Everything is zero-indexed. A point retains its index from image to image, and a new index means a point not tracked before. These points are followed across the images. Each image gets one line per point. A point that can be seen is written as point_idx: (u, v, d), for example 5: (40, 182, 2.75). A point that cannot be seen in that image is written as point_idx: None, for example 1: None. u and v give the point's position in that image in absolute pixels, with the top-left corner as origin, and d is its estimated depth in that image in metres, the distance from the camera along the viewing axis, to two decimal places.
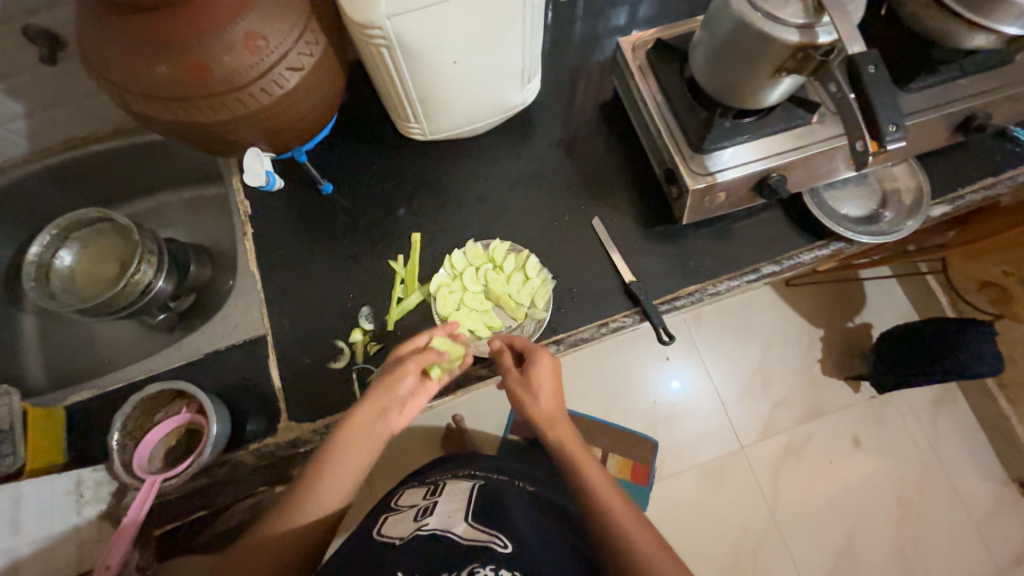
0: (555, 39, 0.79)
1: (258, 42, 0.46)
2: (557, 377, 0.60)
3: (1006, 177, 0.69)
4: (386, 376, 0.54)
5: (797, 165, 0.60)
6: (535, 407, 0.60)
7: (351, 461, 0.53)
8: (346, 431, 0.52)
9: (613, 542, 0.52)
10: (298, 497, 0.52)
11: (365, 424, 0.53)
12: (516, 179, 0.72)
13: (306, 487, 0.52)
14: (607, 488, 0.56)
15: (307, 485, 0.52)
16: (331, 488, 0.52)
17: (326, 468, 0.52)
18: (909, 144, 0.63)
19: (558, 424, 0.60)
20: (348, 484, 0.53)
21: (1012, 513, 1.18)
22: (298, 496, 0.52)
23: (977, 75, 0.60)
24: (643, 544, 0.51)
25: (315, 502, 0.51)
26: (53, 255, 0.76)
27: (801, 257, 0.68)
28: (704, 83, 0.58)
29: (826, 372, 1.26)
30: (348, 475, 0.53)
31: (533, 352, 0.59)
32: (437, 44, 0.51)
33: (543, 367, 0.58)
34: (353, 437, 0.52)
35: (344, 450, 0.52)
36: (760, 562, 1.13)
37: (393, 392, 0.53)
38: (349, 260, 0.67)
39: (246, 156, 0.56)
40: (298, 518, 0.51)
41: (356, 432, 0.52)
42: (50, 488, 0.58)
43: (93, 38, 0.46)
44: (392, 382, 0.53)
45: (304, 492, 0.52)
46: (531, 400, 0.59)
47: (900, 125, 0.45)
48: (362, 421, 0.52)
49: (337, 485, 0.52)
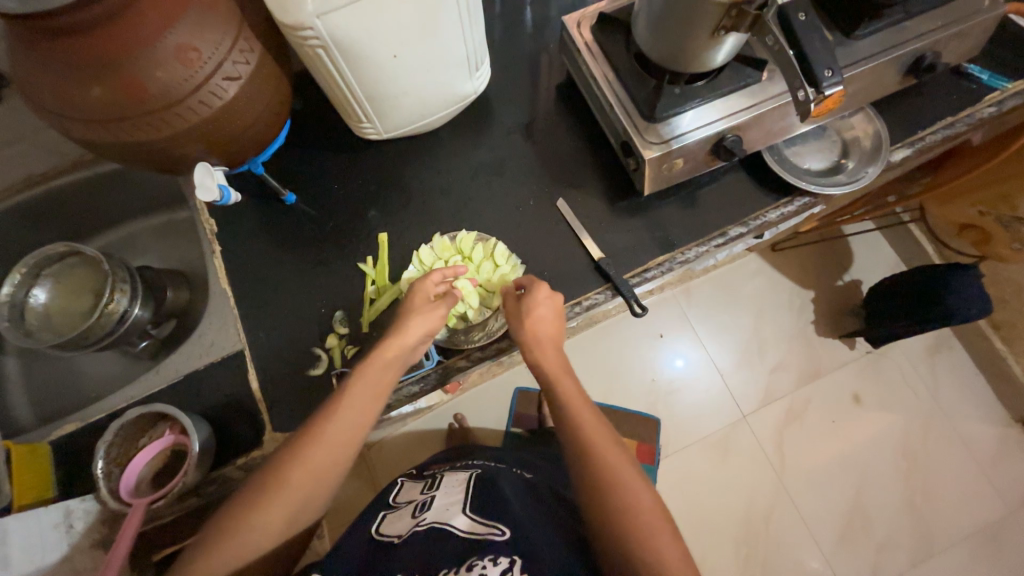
0: (507, 26, 0.79)
1: (190, 54, 0.46)
2: (556, 309, 0.59)
3: (965, 115, 0.69)
4: (419, 314, 0.57)
5: (752, 123, 0.60)
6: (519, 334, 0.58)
7: (369, 402, 0.53)
8: (371, 370, 0.54)
9: (590, 467, 0.52)
10: (296, 448, 0.50)
11: (397, 361, 0.55)
12: (478, 169, 0.71)
13: (310, 436, 0.50)
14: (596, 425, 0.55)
15: (310, 435, 0.50)
16: (339, 433, 0.51)
17: (337, 412, 0.51)
18: (863, 91, 0.63)
19: (546, 351, 0.58)
20: (362, 429, 0.52)
21: (1018, 452, 1.18)
22: (299, 448, 0.50)
23: (922, 15, 0.60)
24: (617, 466, 0.52)
25: (321, 450, 0.50)
26: (26, 293, 0.76)
27: (768, 216, 0.67)
28: (648, 52, 0.58)
29: (819, 332, 1.26)
30: (363, 418, 0.52)
31: (534, 286, 0.59)
32: (372, 39, 0.51)
33: (541, 300, 0.58)
34: (380, 375, 0.54)
35: (371, 389, 0.53)
36: (772, 526, 1.14)
37: (427, 329, 0.56)
38: (319, 266, 0.67)
39: (196, 171, 0.55)
40: (299, 470, 0.49)
41: (387, 370, 0.54)
42: (38, 522, 0.59)
43: (26, 68, 0.46)
44: (427, 318, 0.56)
45: (309, 442, 0.50)
46: (519, 330, 0.57)
47: (835, 69, 0.48)
48: (396, 358, 0.55)
49: (346, 430, 0.51)
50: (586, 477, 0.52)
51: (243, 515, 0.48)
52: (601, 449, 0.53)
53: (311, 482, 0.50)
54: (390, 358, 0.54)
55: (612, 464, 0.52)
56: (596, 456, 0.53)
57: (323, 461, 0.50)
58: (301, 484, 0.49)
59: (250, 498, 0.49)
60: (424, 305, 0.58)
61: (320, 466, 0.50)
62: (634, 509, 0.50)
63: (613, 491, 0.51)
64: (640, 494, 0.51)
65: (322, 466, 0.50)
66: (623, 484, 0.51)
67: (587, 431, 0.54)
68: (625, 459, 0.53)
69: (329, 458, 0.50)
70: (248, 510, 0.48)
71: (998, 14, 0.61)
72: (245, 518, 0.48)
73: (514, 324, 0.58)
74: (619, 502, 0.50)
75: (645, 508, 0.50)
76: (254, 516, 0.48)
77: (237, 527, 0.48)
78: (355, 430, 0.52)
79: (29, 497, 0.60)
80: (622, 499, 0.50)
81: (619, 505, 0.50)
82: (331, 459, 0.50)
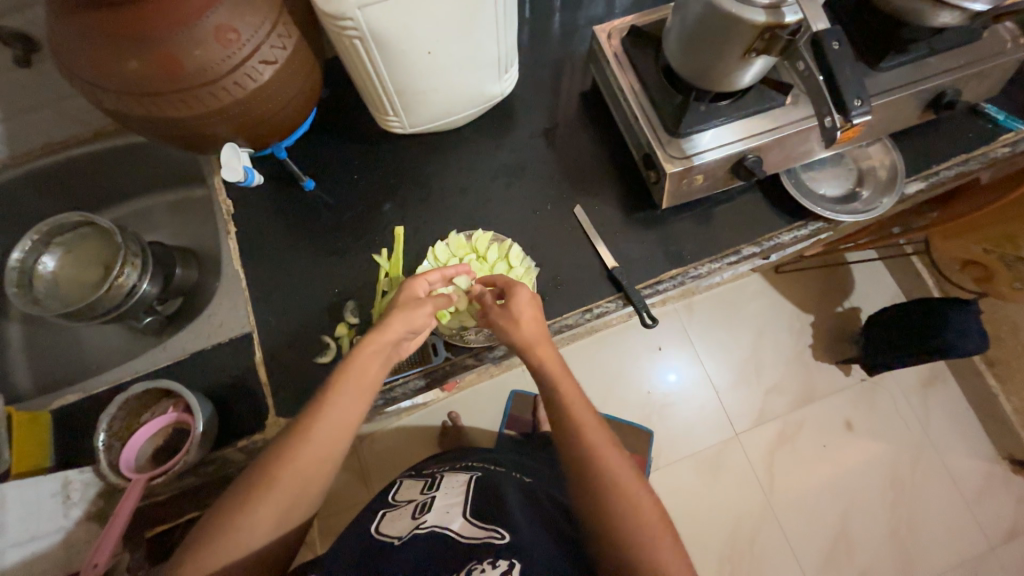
0: (535, 31, 0.79)
1: (229, 35, 0.46)
2: (536, 307, 0.58)
3: (979, 154, 0.70)
4: (403, 310, 0.55)
5: (773, 146, 0.61)
6: (515, 334, 0.56)
7: (358, 397, 0.52)
8: (355, 366, 0.53)
9: (587, 464, 0.53)
10: (290, 442, 0.50)
11: (381, 356, 0.54)
12: (498, 171, 0.72)
13: (301, 433, 0.50)
14: (597, 438, 0.54)
15: (302, 430, 0.50)
16: (332, 427, 0.51)
17: (329, 408, 0.51)
18: (883, 122, 0.64)
19: (542, 349, 0.57)
20: (353, 421, 0.52)
21: (1003, 489, 1.20)
22: (292, 443, 0.49)
23: (947, 52, 0.61)
24: (611, 464, 0.53)
25: (315, 444, 0.50)
26: (35, 260, 0.76)
27: (781, 238, 0.68)
28: (678, 67, 0.58)
29: (817, 357, 1.27)
30: (351, 412, 0.52)
31: (512, 287, 0.58)
32: (409, 35, 0.52)
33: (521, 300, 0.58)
34: (365, 370, 0.53)
35: (358, 384, 0.52)
36: (757, 546, 1.14)
37: (412, 325, 0.55)
38: (334, 255, 0.67)
39: (224, 150, 0.57)
40: (294, 465, 0.49)
41: (371, 367, 0.53)
42: (37, 491, 0.58)
43: (64, 36, 0.46)
44: (412, 314, 0.55)
45: (298, 439, 0.50)
46: (513, 334, 0.56)
47: (865, 99, 0.49)
48: (381, 353, 0.54)
49: (337, 423, 0.51)
50: (583, 475, 0.53)
51: (236, 510, 0.48)
52: (596, 450, 0.53)
53: (301, 479, 0.49)
54: (377, 353, 0.54)
55: (609, 462, 0.53)
56: (600, 472, 0.52)
57: (317, 455, 0.50)
58: (298, 477, 0.49)
59: (248, 488, 0.49)
60: (407, 300, 0.56)
61: (310, 462, 0.50)
62: (638, 522, 0.50)
63: (609, 490, 0.51)
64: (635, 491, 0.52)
65: (316, 459, 0.50)
66: (619, 484, 0.52)
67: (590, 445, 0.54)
68: (629, 471, 0.53)
69: (323, 452, 0.50)
70: (246, 500, 0.48)
71: (1019, 57, 0.62)
72: (238, 512, 0.48)
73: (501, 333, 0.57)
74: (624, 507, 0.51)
75: (641, 504, 0.51)
76: (247, 511, 0.48)
77: (229, 521, 0.47)
78: (347, 424, 0.52)
79: (27, 465, 0.59)
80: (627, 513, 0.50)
81: (616, 502, 0.51)
82: (324, 453, 0.50)
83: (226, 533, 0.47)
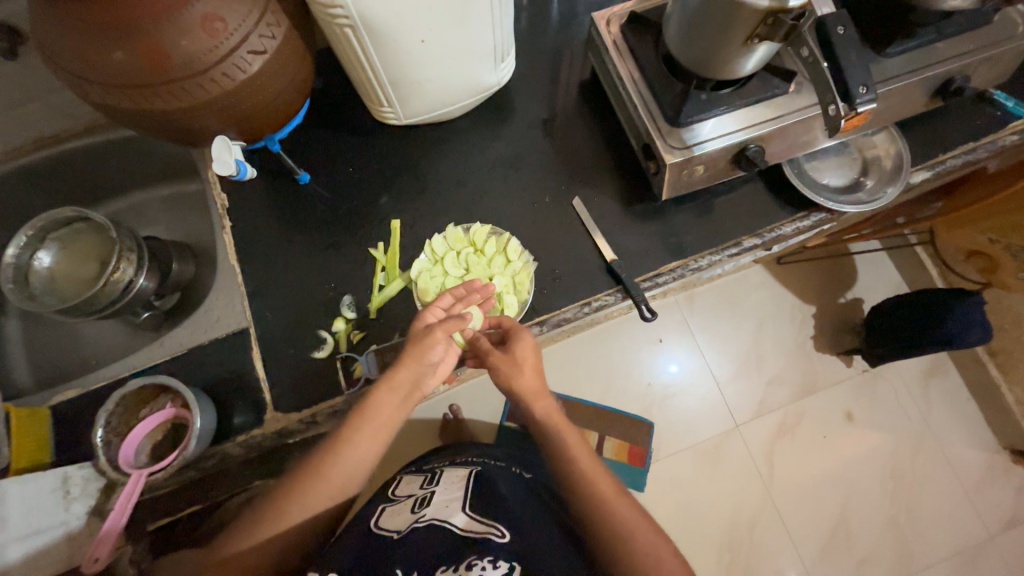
0: (532, 18, 0.78)
1: (216, 24, 0.45)
2: (537, 354, 0.61)
3: (986, 142, 0.69)
4: (416, 346, 0.55)
5: (775, 135, 0.60)
6: (514, 380, 0.60)
7: (376, 435, 0.55)
8: (373, 406, 0.55)
9: (596, 502, 0.56)
10: (310, 473, 0.54)
11: (396, 397, 0.56)
12: (495, 163, 0.71)
13: (318, 467, 0.54)
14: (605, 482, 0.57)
15: (320, 465, 0.54)
16: (349, 463, 0.54)
17: (345, 446, 0.54)
18: (888, 110, 0.62)
19: (541, 400, 0.63)
20: (370, 456, 0.55)
21: (1003, 479, 1.20)
22: (313, 472, 0.54)
23: (955, 37, 0.59)
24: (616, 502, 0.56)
25: (332, 479, 0.54)
26: (31, 257, 0.75)
27: (783, 229, 0.67)
28: (678, 54, 0.57)
29: (818, 348, 1.27)
30: (370, 450, 0.55)
31: (516, 331, 0.59)
32: (402, 22, 0.50)
33: (523, 346, 0.59)
34: (382, 411, 0.55)
35: (371, 424, 0.55)
36: (757, 536, 1.15)
37: (426, 359, 0.56)
38: (329, 248, 0.67)
39: (214, 145, 0.56)
40: (312, 492, 0.53)
41: (388, 405, 0.55)
42: (37, 486, 0.60)
43: (47, 28, 0.45)
44: (425, 351, 0.55)
45: (314, 473, 0.53)
46: (516, 379, 0.60)
47: (870, 86, 0.48)
48: (394, 392, 0.56)
49: (350, 460, 0.54)
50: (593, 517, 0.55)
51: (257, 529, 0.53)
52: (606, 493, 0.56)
53: (319, 506, 0.54)
54: (391, 392, 0.55)
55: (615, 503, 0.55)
56: (607, 512, 0.55)
57: (334, 487, 0.54)
58: (312, 504, 0.53)
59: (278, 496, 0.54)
60: (419, 335, 0.56)
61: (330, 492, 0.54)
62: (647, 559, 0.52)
63: (595, 505, 0.56)
64: (626, 510, 0.55)
65: (333, 488, 0.54)
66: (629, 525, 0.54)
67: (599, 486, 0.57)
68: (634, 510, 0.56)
69: (341, 483, 0.54)
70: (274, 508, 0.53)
71: None
72: (256, 530, 0.52)
73: (495, 370, 0.61)
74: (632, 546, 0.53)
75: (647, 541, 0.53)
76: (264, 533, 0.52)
77: (246, 539, 0.52)
78: (363, 459, 0.55)
79: (25, 462, 0.60)
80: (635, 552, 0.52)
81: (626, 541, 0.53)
82: (344, 484, 0.55)
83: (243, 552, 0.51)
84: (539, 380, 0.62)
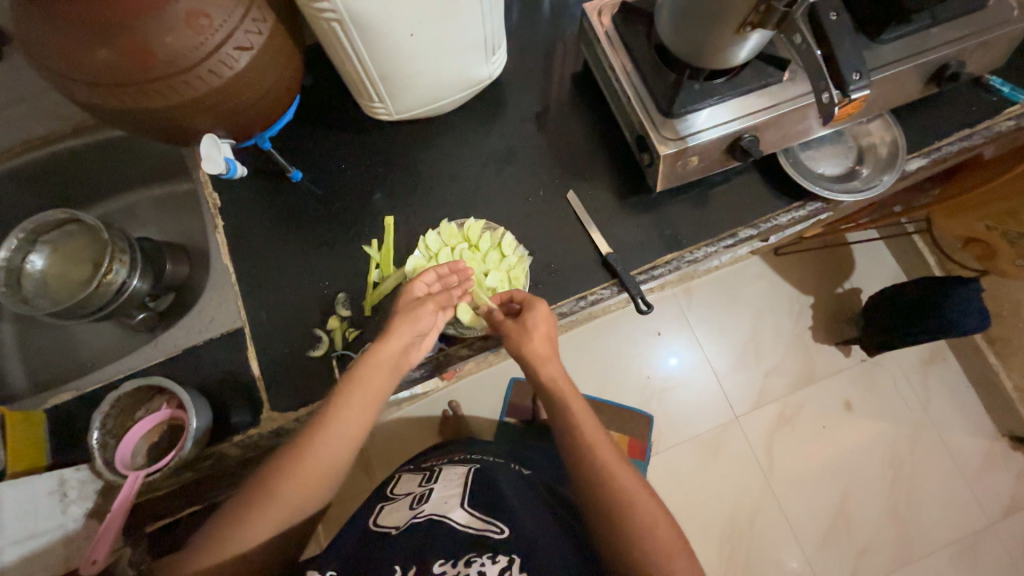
0: (525, 10, 0.77)
1: (201, 20, 0.45)
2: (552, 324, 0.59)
3: (982, 128, 0.68)
4: (406, 315, 0.56)
5: (769, 125, 0.60)
6: (524, 348, 0.57)
7: (365, 408, 0.54)
8: (363, 377, 0.54)
9: (594, 472, 0.54)
10: (294, 455, 0.51)
11: (385, 368, 0.55)
12: (489, 157, 0.70)
13: (304, 446, 0.51)
14: (605, 451, 0.55)
15: (304, 444, 0.51)
16: (337, 439, 0.52)
17: (333, 420, 0.52)
18: (883, 97, 0.62)
19: (546, 366, 0.59)
20: (359, 432, 0.54)
21: (1002, 466, 1.20)
22: (298, 454, 0.51)
23: (950, 22, 0.59)
24: (617, 470, 0.54)
25: (319, 457, 0.51)
26: (23, 259, 0.74)
27: (779, 220, 0.67)
28: (671, 45, 0.56)
29: (816, 339, 1.27)
30: (359, 424, 0.53)
31: (531, 302, 0.58)
32: (390, 15, 0.50)
33: (539, 314, 0.58)
34: (371, 383, 0.54)
35: (365, 394, 0.54)
36: (758, 526, 1.15)
37: (418, 328, 0.56)
38: (323, 246, 0.66)
39: (203, 143, 0.55)
40: (297, 474, 0.51)
41: (377, 376, 0.54)
42: (32, 490, 0.60)
43: (30, 26, 0.44)
44: (415, 320, 0.56)
45: (300, 453, 0.51)
46: (526, 348, 0.57)
47: (863, 73, 0.49)
48: (387, 363, 0.55)
49: (344, 431, 0.52)
50: (591, 487, 0.54)
51: (239, 520, 0.50)
52: (609, 463, 0.54)
53: (306, 490, 0.52)
54: (381, 364, 0.54)
55: (616, 474, 0.54)
56: (609, 483, 0.53)
57: (321, 467, 0.52)
58: (296, 489, 0.51)
59: (260, 488, 0.51)
60: (409, 305, 0.57)
61: (316, 474, 0.52)
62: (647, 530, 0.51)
63: (600, 484, 0.53)
64: (628, 484, 0.54)
65: (321, 469, 0.52)
66: (629, 498, 0.53)
67: (601, 455, 0.55)
68: (633, 480, 0.54)
69: (330, 463, 0.52)
70: (258, 505, 0.50)
71: None
72: (236, 521, 0.50)
73: (511, 341, 0.58)
74: (631, 513, 0.52)
75: (645, 508, 0.52)
76: (246, 523, 0.50)
77: (228, 532, 0.50)
78: (352, 434, 0.53)
79: (23, 465, 0.60)
80: (632, 523, 0.51)
81: (625, 513, 0.52)
82: (332, 463, 0.52)
83: (224, 544, 0.49)
84: (552, 347, 0.59)
